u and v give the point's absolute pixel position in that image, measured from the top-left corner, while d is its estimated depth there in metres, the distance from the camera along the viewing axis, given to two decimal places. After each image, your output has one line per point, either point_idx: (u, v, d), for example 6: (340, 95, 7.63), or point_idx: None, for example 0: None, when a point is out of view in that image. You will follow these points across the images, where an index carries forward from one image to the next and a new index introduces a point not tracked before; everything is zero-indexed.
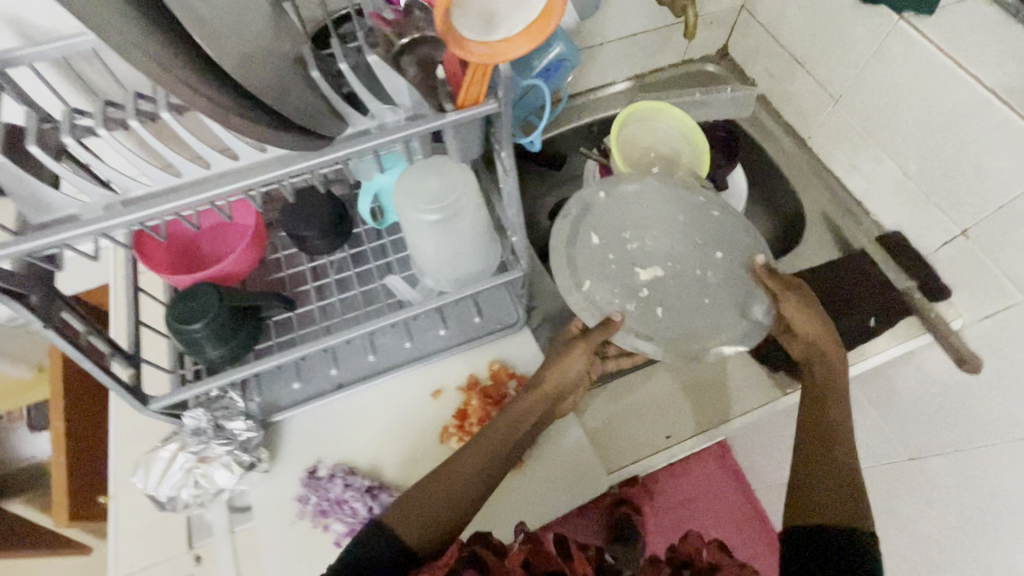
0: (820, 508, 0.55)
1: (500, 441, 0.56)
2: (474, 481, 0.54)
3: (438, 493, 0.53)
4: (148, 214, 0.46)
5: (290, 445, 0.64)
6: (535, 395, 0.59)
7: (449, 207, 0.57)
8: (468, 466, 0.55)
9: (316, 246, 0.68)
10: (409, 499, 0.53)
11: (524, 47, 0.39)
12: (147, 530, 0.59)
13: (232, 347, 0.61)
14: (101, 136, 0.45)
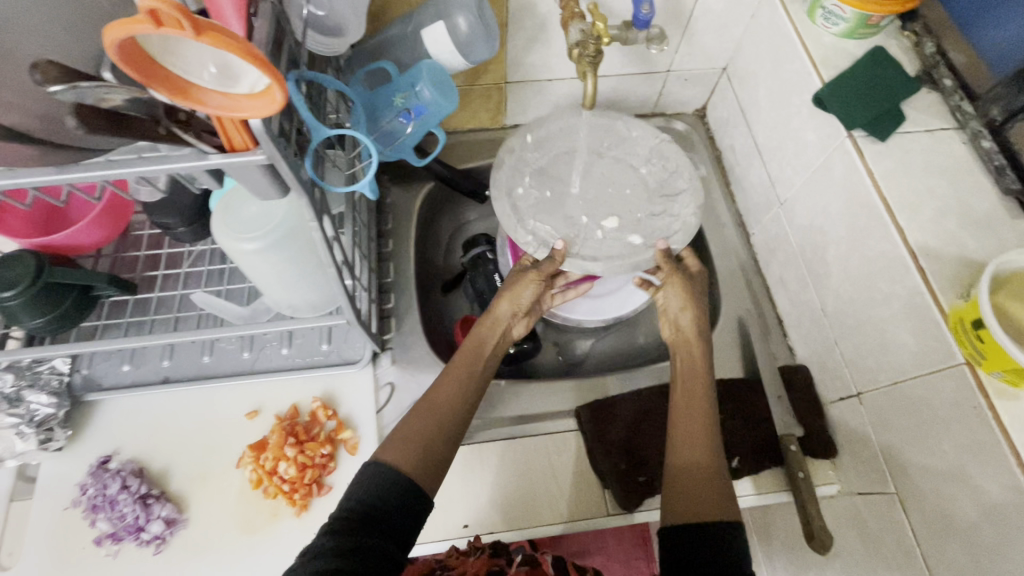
0: (701, 486, 0.50)
1: (470, 365, 0.58)
2: (452, 411, 0.54)
3: (423, 420, 0.52)
4: None
5: (96, 428, 0.64)
6: (492, 315, 0.61)
7: (269, 237, 0.52)
8: (442, 395, 0.55)
9: (180, 235, 0.65)
10: (399, 432, 0.52)
11: (264, 110, 0.34)
12: None
13: (48, 321, 0.60)
14: None
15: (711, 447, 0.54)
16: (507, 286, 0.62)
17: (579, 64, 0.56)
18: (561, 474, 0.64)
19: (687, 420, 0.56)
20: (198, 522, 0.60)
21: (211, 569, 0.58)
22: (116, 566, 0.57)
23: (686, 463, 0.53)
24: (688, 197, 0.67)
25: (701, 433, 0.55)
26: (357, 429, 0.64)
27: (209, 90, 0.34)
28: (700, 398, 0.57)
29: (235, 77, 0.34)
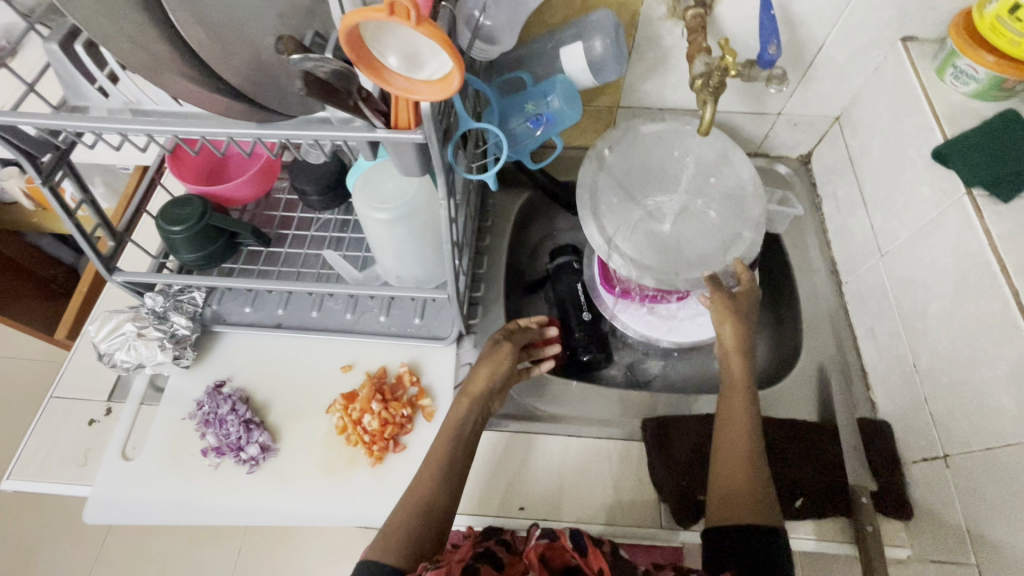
0: (742, 494, 0.55)
1: (448, 452, 0.59)
2: (452, 444, 0.60)
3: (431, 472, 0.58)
4: (129, 127, 0.48)
5: (217, 355, 0.73)
6: (466, 403, 0.63)
7: (399, 210, 0.59)
8: (421, 487, 0.58)
9: (314, 201, 0.74)
10: (383, 532, 0.55)
11: (438, 96, 0.40)
12: (88, 372, 0.71)
13: (199, 256, 0.70)
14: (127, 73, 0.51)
15: (753, 458, 0.57)
16: (487, 361, 0.65)
17: (700, 94, 0.59)
18: (617, 481, 0.66)
19: (730, 433, 0.59)
20: (286, 455, 0.66)
21: (294, 496, 0.64)
22: (216, 476, 0.65)
23: (730, 473, 0.57)
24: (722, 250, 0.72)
25: (742, 440, 0.59)
26: (436, 399, 0.69)
27: (394, 73, 0.41)
28: (745, 410, 0.61)
29: (417, 63, 0.40)
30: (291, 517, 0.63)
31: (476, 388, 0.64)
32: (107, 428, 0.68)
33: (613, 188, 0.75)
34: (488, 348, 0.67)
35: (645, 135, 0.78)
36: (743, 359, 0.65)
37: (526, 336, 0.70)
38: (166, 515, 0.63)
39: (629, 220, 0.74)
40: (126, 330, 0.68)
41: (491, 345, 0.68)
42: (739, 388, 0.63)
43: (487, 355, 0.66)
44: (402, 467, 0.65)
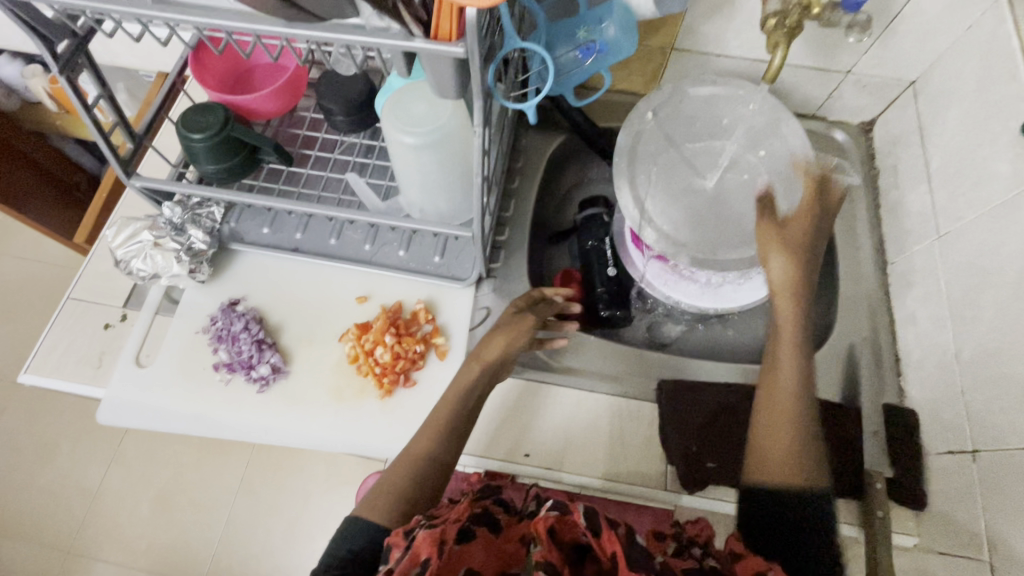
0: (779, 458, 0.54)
1: (449, 417, 0.58)
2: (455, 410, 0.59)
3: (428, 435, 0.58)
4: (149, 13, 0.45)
5: (233, 273, 0.72)
6: (474, 370, 0.61)
7: (428, 136, 0.56)
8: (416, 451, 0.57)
9: (339, 122, 0.71)
10: (375, 490, 0.55)
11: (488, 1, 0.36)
12: (106, 276, 0.71)
13: (219, 169, 0.68)
14: None
15: (798, 425, 0.55)
16: (503, 332, 0.64)
17: (771, 36, 0.55)
18: (626, 440, 0.65)
19: (777, 396, 0.57)
20: (296, 379, 0.66)
21: (302, 418, 0.64)
22: (224, 392, 0.65)
23: (772, 440, 0.55)
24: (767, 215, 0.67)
25: (790, 408, 0.56)
26: (450, 338, 0.68)
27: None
28: (795, 375, 0.57)
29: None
30: (297, 439, 0.64)
31: (487, 356, 0.62)
32: (122, 334, 0.68)
33: (655, 139, 0.70)
34: (505, 320, 0.65)
35: (700, 80, 0.71)
36: (795, 318, 0.59)
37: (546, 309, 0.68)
38: (176, 423, 0.64)
39: (670, 176, 0.69)
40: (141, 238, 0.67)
41: (510, 315, 0.66)
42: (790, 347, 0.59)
43: (504, 325, 0.65)
44: (411, 402, 0.65)
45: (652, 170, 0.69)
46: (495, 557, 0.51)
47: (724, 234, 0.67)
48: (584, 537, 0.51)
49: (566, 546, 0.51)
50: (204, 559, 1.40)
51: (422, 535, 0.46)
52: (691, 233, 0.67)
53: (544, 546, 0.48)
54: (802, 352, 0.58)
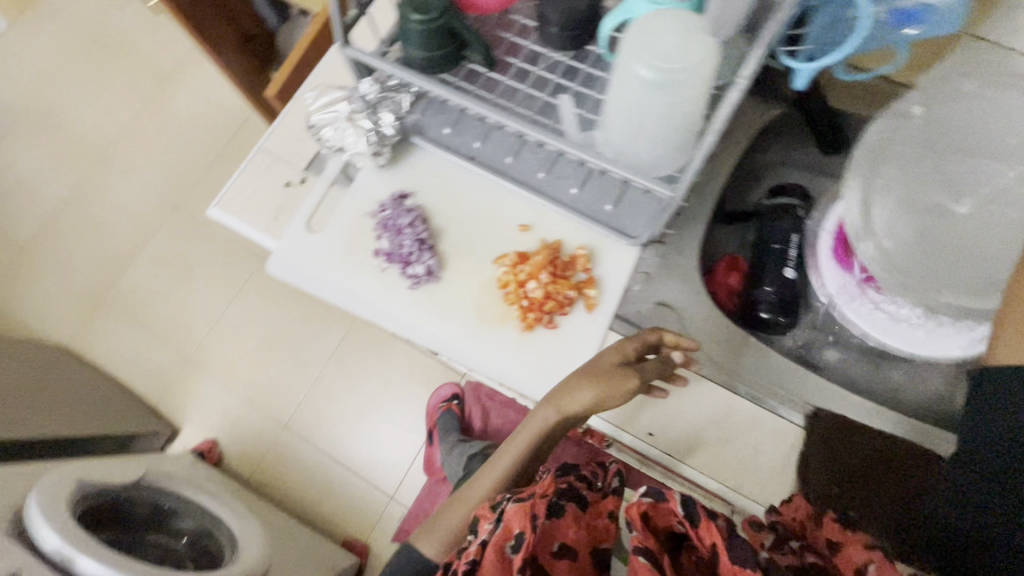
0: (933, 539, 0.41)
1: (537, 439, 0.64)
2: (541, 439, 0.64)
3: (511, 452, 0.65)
4: None
5: (408, 167, 0.72)
6: (554, 417, 0.60)
7: (668, 76, 0.50)
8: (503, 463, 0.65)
9: (551, 33, 0.66)
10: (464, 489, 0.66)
11: None
12: (295, 136, 0.73)
13: (428, 57, 0.66)
14: None
15: None
16: (601, 383, 0.58)
17: None
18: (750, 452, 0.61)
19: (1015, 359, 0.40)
20: (445, 287, 0.66)
21: (443, 327, 0.65)
22: (378, 279, 0.67)
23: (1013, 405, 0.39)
24: None
25: None
26: (603, 293, 0.65)
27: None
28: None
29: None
30: (434, 343, 0.65)
31: (570, 409, 0.59)
32: (298, 196, 0.72)
33: (909, 140, 0.59)
34: (606, 368, 0.59)
35: (991, 86, 0.58)
36: None
37: (659, 367, 0.60)
38: (331, 294, 0.68)
39: (909, 185, 0.58)
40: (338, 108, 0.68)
41: (614, 364, 0.59)
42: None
43: (605, 376, 0.58)
44: (547, 345, 0.64)
45: (887, 172, 0.58)
46: (587, 532, 0.57)
47: (954, 270, 0.56)
48: (680, 527, 0.49)
49: (663, 534, 0.50)
50: (292, 402, 1.62)
51: (512, 509, 0.52)
52: (909, 261, 0.57)
53: (638, 532, 0.48)
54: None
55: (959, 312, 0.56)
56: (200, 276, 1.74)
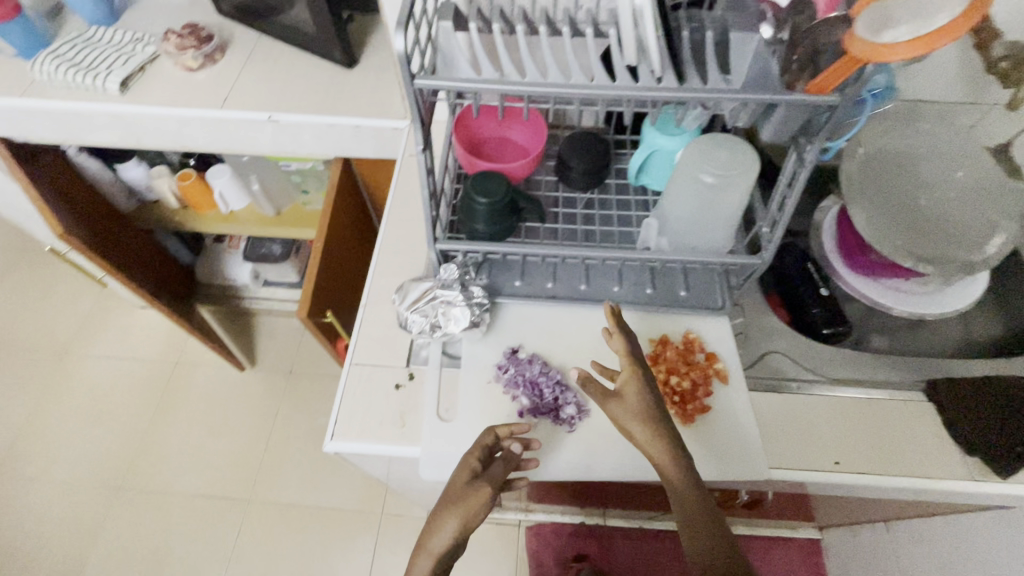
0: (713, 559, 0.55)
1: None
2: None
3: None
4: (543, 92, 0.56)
5: (504, 325, 0.76)
6: (432, 563, 0.61)
7: (727, 179, 0.65)
8: None
9: (579, 178, 0.80)
10: None
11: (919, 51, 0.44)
12: (382, 338, 0.74)
13: (496, 228, 0.74)
14: (519, 48, 0.60)
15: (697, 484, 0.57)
16: (457, 510, 0.60)
17: None
18: (910, 437, 0.69)
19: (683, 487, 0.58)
20: (598, 416, 0.69)
21: (617, 453, 0.67)
22: (535, 436, 0.68)
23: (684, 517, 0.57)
24: (975, 225, 0.77)
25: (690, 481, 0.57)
26: (726, 363, 0.72)
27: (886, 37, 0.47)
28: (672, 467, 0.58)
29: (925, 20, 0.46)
30: (616, 473, 0.66)
31: (438, 544, 0.60)
32: (414, 392, 0.71)
33: (865, 171, 0.80)
34: (459, 489, 0.61)
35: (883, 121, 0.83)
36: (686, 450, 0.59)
37: (503, 466, 0.62)
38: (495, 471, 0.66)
39: (877, 199, 0.79)
40: (433, 295, 0.71)
41: (465, 482, 0.61)
42: (638, 408, 0.60)
43: (459, 500, 0.60)
44: (712, 427, 0.68)
45: (862, 194, 0.79)
46: None
47: (937, 239, 0.76)
48: None
49: None
50: None
51: None
52: (917, 247, 0.75)
53: None
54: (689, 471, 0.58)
55: (959, 267, 0.74)
56: (176, 561, 1.44)
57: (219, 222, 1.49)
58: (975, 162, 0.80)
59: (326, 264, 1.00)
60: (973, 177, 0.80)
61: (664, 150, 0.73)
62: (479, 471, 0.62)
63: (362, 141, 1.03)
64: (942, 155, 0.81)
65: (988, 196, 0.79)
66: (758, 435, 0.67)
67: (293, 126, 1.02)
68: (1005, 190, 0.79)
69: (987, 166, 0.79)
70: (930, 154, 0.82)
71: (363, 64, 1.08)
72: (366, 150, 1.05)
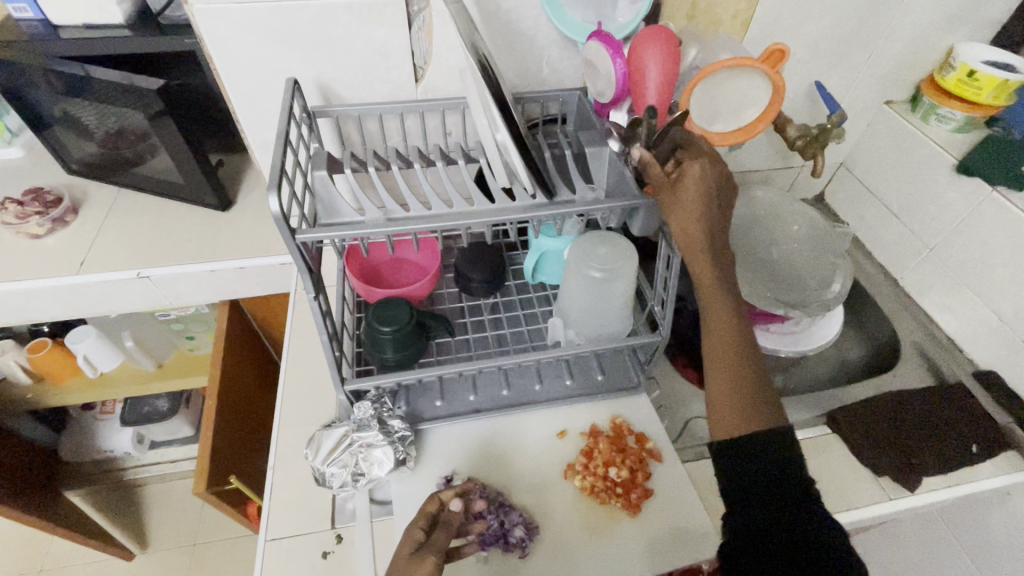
0: (736, 389, 0.54)
1: None
2: None
3: None
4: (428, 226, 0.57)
5: (432, 453, 0.71)
6: None
7: (613, 270, 0.70)
8: None
9: (479, 287, 0.81)
10: None
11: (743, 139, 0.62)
12: (298, 501, 0.67)
13: (406, 355, 0.72)
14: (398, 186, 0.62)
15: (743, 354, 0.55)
16: None
17: (809, 147, 0.80)
18: (833, 473, 0.73)
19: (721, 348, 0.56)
20: (548, 529, 0.66)
21: (574, 566, 0.64)
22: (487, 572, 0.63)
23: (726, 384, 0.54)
24: (820, 268, 0.90)
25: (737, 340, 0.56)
26: (655, 440, 0.74)
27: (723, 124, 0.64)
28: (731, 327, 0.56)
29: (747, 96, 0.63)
30: None
31: None
32: (345, 557, 0.63)
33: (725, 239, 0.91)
34: (404, 564, 0.56)
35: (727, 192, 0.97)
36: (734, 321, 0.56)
37: (446, 532, 0.60)
38: None
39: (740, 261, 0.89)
40: (349, 440, 0.66)
41: (409, 554, 0.57)
42: (694, 203, 0.54)
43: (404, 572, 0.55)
44: (658, 511, 0.68)
45: None
46: None
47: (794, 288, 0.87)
48: None
49: None
50: None
51: None
52: (784, 298, 0.85)
53: None
54: (728, 282, 0.56)
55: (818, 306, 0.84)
56: None
57: (86, 390, 1.30)
58: (804, 215, 0.95)
59: (223, 422, 0.90)
60: (807, 228, 0.94)
61: (553, 252, 0.78)
62: (423, 542, 0.59)
63: (249, 281, 0.99)
64: (778, 213, 0.95)
65: (822, 241, 0.92)
66: (702, 508, 0.68)
67: (169, 280, 0.95)
68: (833, 234, 0.93)
69: (814, 217, 0.94)
70: (769, 214, 0.96)
71: (239, 204, 1.05)
72: (254, 290, 1.00)
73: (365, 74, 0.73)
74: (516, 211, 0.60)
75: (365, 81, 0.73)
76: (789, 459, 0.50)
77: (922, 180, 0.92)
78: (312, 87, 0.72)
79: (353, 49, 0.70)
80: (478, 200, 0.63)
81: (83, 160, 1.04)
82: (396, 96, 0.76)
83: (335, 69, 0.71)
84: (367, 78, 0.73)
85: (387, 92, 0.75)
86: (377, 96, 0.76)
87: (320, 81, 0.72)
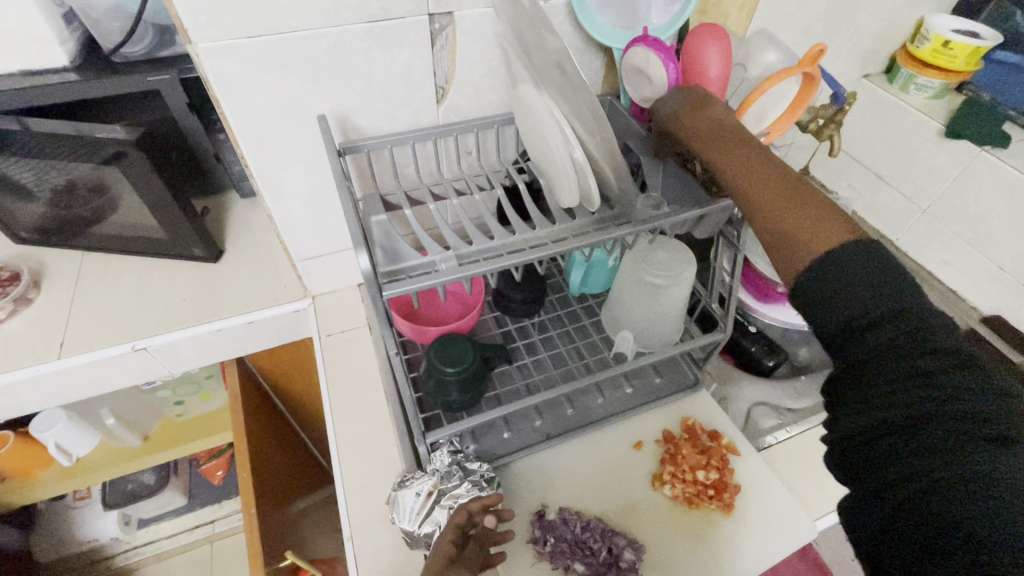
0: (808, 234, 0.46)
1: None
2: None
3: None
4: (506, 261, 0.54)
5: (515, 491, 0.68)
6: None
7: (673, 276, 0.69)
8: None
9: (525, 308, 0.78)
10: None
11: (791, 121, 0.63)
12: (392, 568, 0.63)
13: (473, 393, 0.68)
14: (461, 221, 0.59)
15: (809, 221, 0.46)
16: None
17: (823, 130, 0.82)
18: None
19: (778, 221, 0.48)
20: (652, 546, 0.65)
21: None
22: None
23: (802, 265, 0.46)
24: None
25: (796, 208, 0.47)
26: (730, 436, 0.74)
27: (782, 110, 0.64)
28: (775, 195, 0.49)
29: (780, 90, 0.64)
30: None
31: None
32: None
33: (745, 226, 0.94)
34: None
35: None
36: (784, 191, 0.48)
37: (479, 545, 0.61)
38: None
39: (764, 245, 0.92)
40: (435, 495, 0.62)
41: (441, 567, 0.56)
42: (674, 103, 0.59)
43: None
44: (752, 507, 0.68)
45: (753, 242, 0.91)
46: None
47: None
48: None
49: None
50: None
51: None
52: None
53: None
54: (755, 162, 0.51)
55: None
56: None
57: (63, 481, 1.15)
58: None
59: (260, 497, 0.88)
60: None
61: (600, 262, 0.76)
62: (456, 554, 0.58)
63: (259, 335, 0.90)
64: None
65: None
66: (791, 495, 0.69)
67: (167, 349, 0.85)
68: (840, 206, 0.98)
69: None
70: None
71: (231, 252, 0.96)
72: (266, 342, 0.92)
73: (388, 100, 0.67)
74: (585, 227, 0.58)
75: (388, 107, 0.68)
76: (967, 373, 0.40)
77: (910, 147, 0.98)
78: (333, 120, 0.66)
79: (377, 75, 0.64)
80: (540, 221, 0.60)
81: (32, 226, 0.89)
82: (419, 120, 0.71)
83: (357, 97, 0.65)
84: (391, 104, 0.67)
85: (410, 117, 0.70)
86: (400, 122, 0.70)
87: (341, 114, 0.66)
